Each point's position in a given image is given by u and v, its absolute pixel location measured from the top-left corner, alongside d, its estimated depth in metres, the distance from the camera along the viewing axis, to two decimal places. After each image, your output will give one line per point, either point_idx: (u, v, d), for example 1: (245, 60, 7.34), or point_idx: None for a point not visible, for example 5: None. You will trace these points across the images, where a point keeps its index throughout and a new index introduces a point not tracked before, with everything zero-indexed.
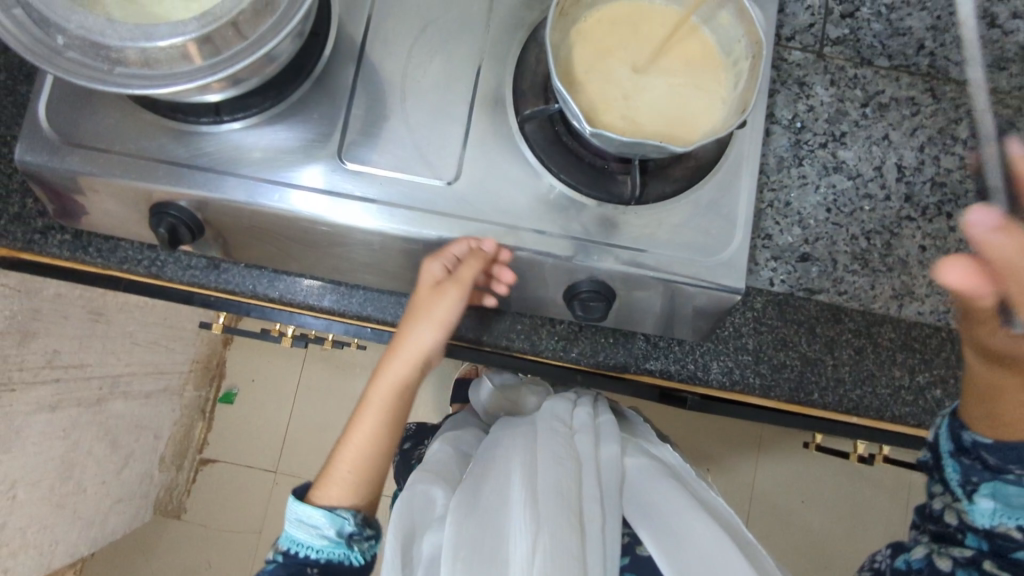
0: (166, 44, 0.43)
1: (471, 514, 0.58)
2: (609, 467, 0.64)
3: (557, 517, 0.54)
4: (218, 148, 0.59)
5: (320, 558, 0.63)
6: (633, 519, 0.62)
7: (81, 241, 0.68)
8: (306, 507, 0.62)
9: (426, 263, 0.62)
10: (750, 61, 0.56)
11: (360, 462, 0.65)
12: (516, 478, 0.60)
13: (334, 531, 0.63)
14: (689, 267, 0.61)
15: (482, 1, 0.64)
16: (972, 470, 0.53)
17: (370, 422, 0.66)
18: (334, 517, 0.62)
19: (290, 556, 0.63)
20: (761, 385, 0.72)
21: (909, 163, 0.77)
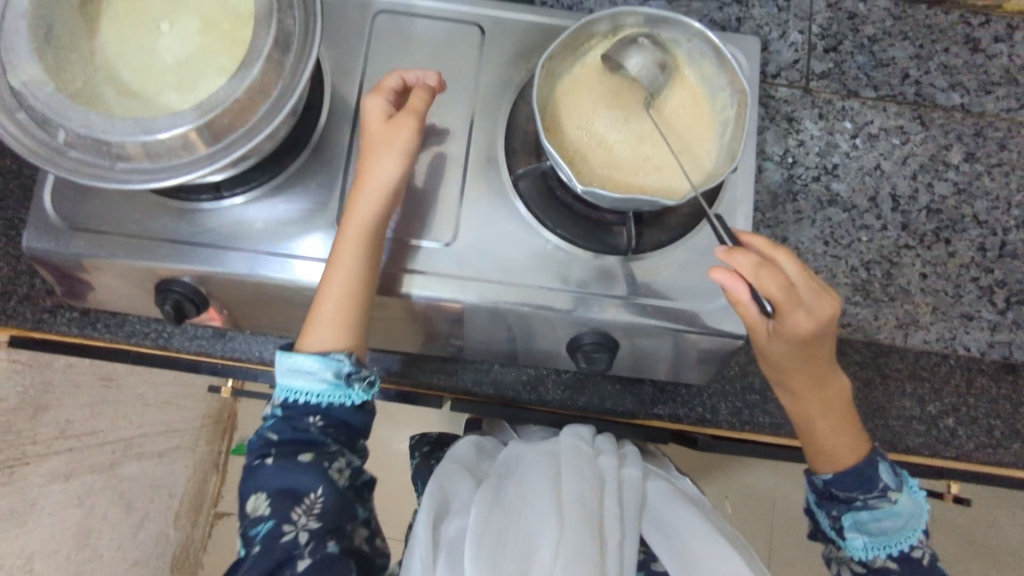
0: (167, 136, 0.45)
1: (496, 515, 0.55)
2: (632, 485, 0.62)
3: (581, 525, 0.52)
4: (220, 223, 0.61)
5: (321, 406, 0.56)
6: (650, 538, 0.60)
7: (90, 318, 0.69)
8: (297, 357, 0.55)
9: (370, 101, 0.59)
10: (735, 109, 0.56)
11: (344, 303, 0.56)
12: (541, 485, 0.57)
13: (333, 377, 0.55)
14: (689, 315, 0.61)
15: (470, 64, 0.66)
16: (833, 507, 0.59)
17: (348, 266, 0.56)
18: (328, 360, 0.55)
19: (289, 406, 0.56)
20: (771, 423, 0.72)
21: (903, 191, 0.78)
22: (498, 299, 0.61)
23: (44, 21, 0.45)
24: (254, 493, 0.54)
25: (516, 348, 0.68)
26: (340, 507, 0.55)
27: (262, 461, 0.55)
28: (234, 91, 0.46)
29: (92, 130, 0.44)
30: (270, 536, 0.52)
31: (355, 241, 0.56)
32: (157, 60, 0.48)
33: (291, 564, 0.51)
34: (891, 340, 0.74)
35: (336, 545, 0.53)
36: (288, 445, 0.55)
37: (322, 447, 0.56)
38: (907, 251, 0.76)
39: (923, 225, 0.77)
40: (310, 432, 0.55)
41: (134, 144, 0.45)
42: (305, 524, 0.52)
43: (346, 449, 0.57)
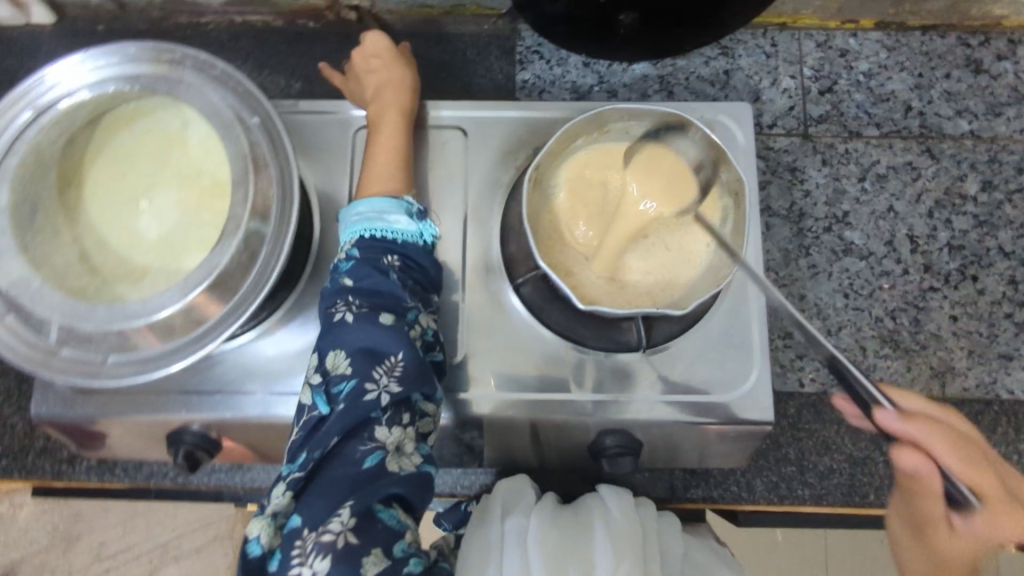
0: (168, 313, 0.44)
1: (558, 533, 0.55)
2: (674, 532, 0.60)
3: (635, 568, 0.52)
4: (225, 369, 0.60)
5: (396, 243, 0.53)
6: None
7: (106, 465, 0.70)
8: (365, 205, 0.54)
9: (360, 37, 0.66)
10: (734, 198, 0.55)
11: (387, 162, 0.58)
12: (595, 511, 0.57)
13: (407, 218, 0.54)
14: (712, 409, 0.59)
15: (457, 169, 0.64)
16: None
17: (387, 139, 0.59)
18: (398, 202, 0.55)
19: (363, 243, 0.53)
20: (810, 494, 0.70)
21: (921, 232, 0.75)
22: (513, 412, 0.59)
23: (25, 213, 0.45)
24: (333, 349, 0.49)
25: (538, 452, 0.66)
26: (423, 379, 0.50)
27: (340, 317, 0.50)
28: (218, 263, 0.45)
29: (88, 325, 0.44)
30: (353, 394, 0.47)
31: (392, 114, 0.60)
32: (138, 237, 0.47)
33: (369, 426, 0.47)
34: (928, 390, 0.71)
35: (412, 416, 0.50)
36: (370, 297, 0.51)
37: (402, 311, 0.51)
38: (933, 294, 0.73)
39: (947, 263, 0.74)
40: (389, 278, 0.51)
41: (142, 328, 0.44)
42: (387, 386, 0.48)
43: (421, 297, 0.54)
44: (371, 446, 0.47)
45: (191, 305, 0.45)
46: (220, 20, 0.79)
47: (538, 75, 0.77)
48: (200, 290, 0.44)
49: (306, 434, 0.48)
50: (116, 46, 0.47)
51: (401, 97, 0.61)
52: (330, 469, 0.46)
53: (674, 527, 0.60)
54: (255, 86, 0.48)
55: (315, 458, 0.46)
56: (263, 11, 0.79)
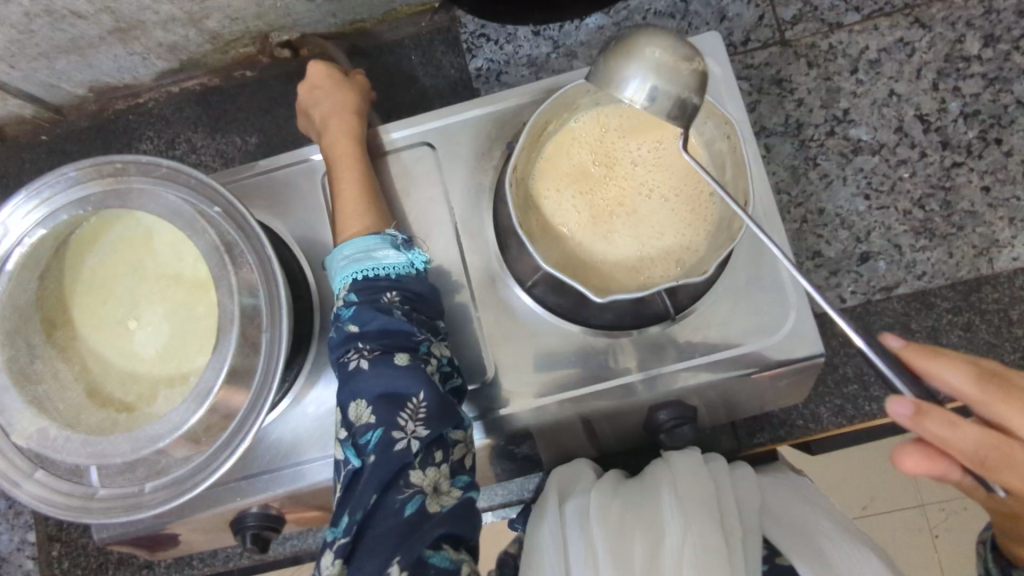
0: (195, 420, 0.43)
1: (621, 505, 0.50)
2: (748, 479, 0.54)
3: (704, 523, 0.46)
4: (266, 448, 0.59)
5: (394, 279, 0.52)
6: (774, 536, 0.50)
7: (184, 558, 0.70)
8: (348, 246, 0.52)
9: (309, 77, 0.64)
10: (728, 141, 0.51)
11: (356, 195, 0.56)
12: (658, 472, 0.52)
13: (396, 250, 0.53)
14: (759, 357, 0.56)
15: (436, 184, 0.62)
16: None
17: (352, 173, 0.57)
18: (383, 237, 0.53)
19: (360, 284, 0.51)
20: (880, 408, 0.67)
21: (929, 108, 0.70)
22: (560, 413, 0.58)
23: (15, 363, 0.44)
24: (354, 400, 0.48)
25: (595, 442, 0.64)
26: (448, 413, 0.49)
27: (355, 365, 0.49)
28: (223, 366, 0.43)
29: (117, 459, 0.42)
30: (382, 444, 0.46)
31: (348, 139, 0.59)
32: (134, 358, 0.46)
33: (404, 473, 0.46)
34: (977, 271, 0.67)
35: (445, 453, 0.48)
36: (379, 340, 0.49)
37: (413, 346, 0.50)
38: (958, 169, 0.69)
39: (965, 134, 0.69)
40: (394, 316, 0.50)
41: (174, 441, 0.43)
42: (415, 431, 0.46)
43: (429, 329, 0.52)
44: (409, 493, 0.45)
45: (216, 401, 0.43)
46: (157, 96, 0.78)
47: (491, 58, 0.74)
48: (218, 385, 0.43)
49: (344, 490, 0.46)
50: (52, 175, 0.46)
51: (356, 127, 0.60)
52: (375, 526, 0.44)
53: (747, 475, 0.54)
54: (207, 176, 0.47)
55: (357, 520, 0.44)
56: (197, 74, 0.76)
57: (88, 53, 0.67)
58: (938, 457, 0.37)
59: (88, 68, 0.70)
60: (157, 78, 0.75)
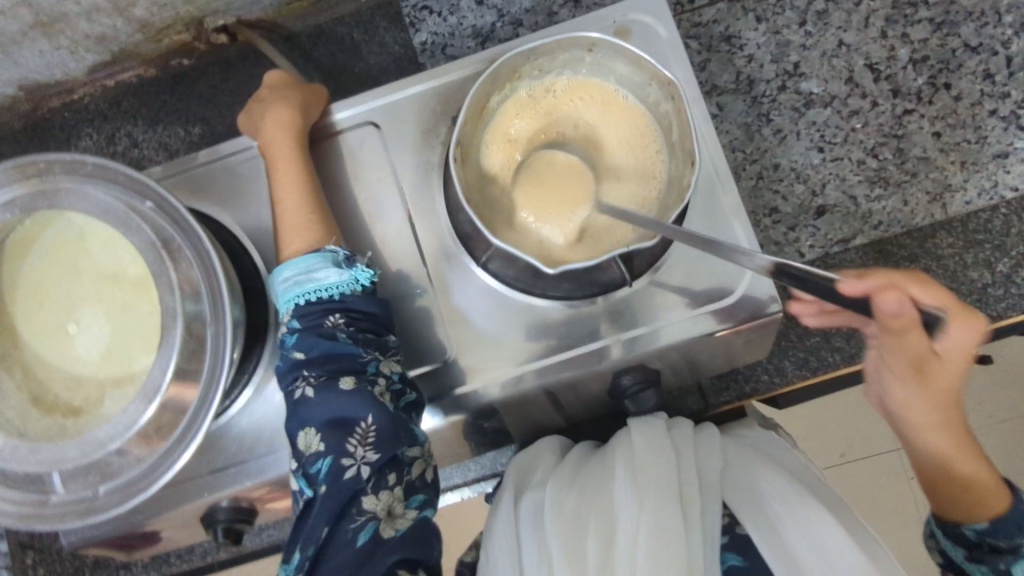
0: (144, 420, 0.42)
1: (574, 496, 0.51)
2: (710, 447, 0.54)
3: (659, 497, 0.46)
4: (231, 438, 0.59)
5: (337, 300, 0.52)
6: (735, 505, 0.50)
7: (160, 557, 0.70)
8: (288, 269, 0.52)
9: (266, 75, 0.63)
10: (673, 102, 0.51)
11: (300, 212, 0.55)
12: (616, 454, 0.53)
13: (337, 268, 0.53)
14: (717, 316, 0.57)
15: (385, 165, 0.61)
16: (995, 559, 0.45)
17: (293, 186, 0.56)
18: (324, 254, 0.53)
19: (302, 309, 0.52)
20: (843, 358, 0.68)
21: (878, 56, 0.69)
22: (525, 387, 0.58)
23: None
24: (302, 429, 0.50)
25: (562, 412, 0.64)
26: (399, 433, 0.50)
27: (301, 393, 0.51)
28: (170, 363, 0.42)
29: (70, 464, 0.42)
30: (331, 473, 0.48)
31: (287, 144, 0.58)
32: (76, 360, 0.45)
33: (356, 500, 0.48)
34: (932, 217, 0.67)
35: (397, 475, 0.50)
36: (324, 366, 0.51)
37: (360, 369, 0.51)
38: (910, 116, 0.69)
39: (915, 80, 0.69)
40: (339, 340, 0.51)
41: (125, 442, 0.42)
42: (364, 457, 0.49)
43: (379, 345, 0.53)
44: (361, 522, 0.48)
45: (166, 399, 0.43)
46: (92, 90, 0.75)
47: (435, 32, 0.72)
48: (167, 384, 0.42)
49: (299, 519, 0.49)
50: None
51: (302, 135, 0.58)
52: (328, 560, 0.47)
53: (712, 442, 0.55)
54: (137, 171, 0.45)
55: (308, 556, 0.47)
56: (132, 66, 0.74)
57: (13, 50, 0.65)
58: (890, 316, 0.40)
59: (14, 65, 0.67)
60: (90, 72, 0.73)
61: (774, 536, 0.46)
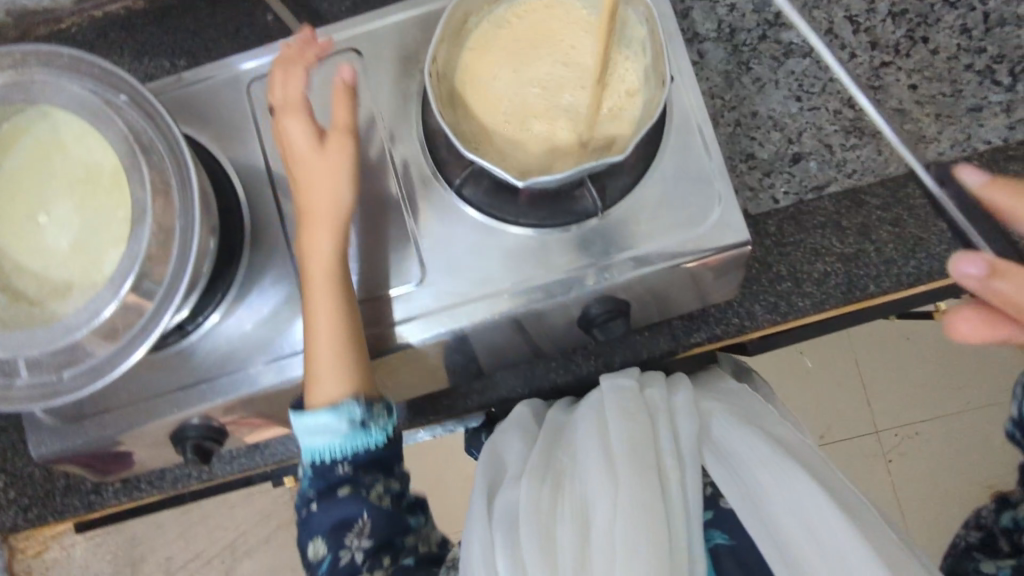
0: (111, 309, 0.43)
1: (548, 487, 0.56)
2: (683, 411, 0.61)
3: (635, 482, 0.53)
4: (204, 354, 0.59)
5: (346, 456, 0.57)
6: (716, 472, 0.58)
7: (132, 482, 0.70)
8: (305, 416, 0.55)
9: (291, 131, 0.56)
10: (648, 28, 0.52)
11: (325, 341, 0.54)
12: (588, 438, 0.59)
13: (349, 427, 0.56)
14: (686, 247, 0.57)
15: (363, 91, 0.61)
16: None
17: (323, 304, 0.54)
18: (339, 412, 0.55)
19: (319, 466, 0.58)
20: (813, 303, 0.69)
21: (858, 9, 0.70)
22: (494, 313, 0.58)
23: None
24: (311, 539, 0.59)
25: (534, 344, 0.65)
26: (390, 523, 0.59)
27: (310, 510, 0.59)
28: (138, 251, 0.43)
29: (42, 347, 0.43)
30: (332, 567, 0.57)
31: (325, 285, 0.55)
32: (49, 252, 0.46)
33: None
34: (905, 167, 0.68)
35: (392, 556, 0.58)
36: (320, 481, 0.58)
37: (353, 475, 0.58)
38: (887, 69, 0.69)
39: (893, 33, 0.70)
40: (336, 458, 0.58)
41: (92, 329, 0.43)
42: (359, 545, 0.57)
43: (376, 459, 0.59)
44: None
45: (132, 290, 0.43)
46: (80, 20, 0.76)
47: None
48: (133, 273, 0.43)
49: None
50: None
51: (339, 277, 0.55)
52: None
53: (686, 406, 0.61)
54: (111, 64, 0.46)
55: None
56: None
57: None
58: (993, 322, 0.47)
59: None
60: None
61: (751, 498, 0.55)
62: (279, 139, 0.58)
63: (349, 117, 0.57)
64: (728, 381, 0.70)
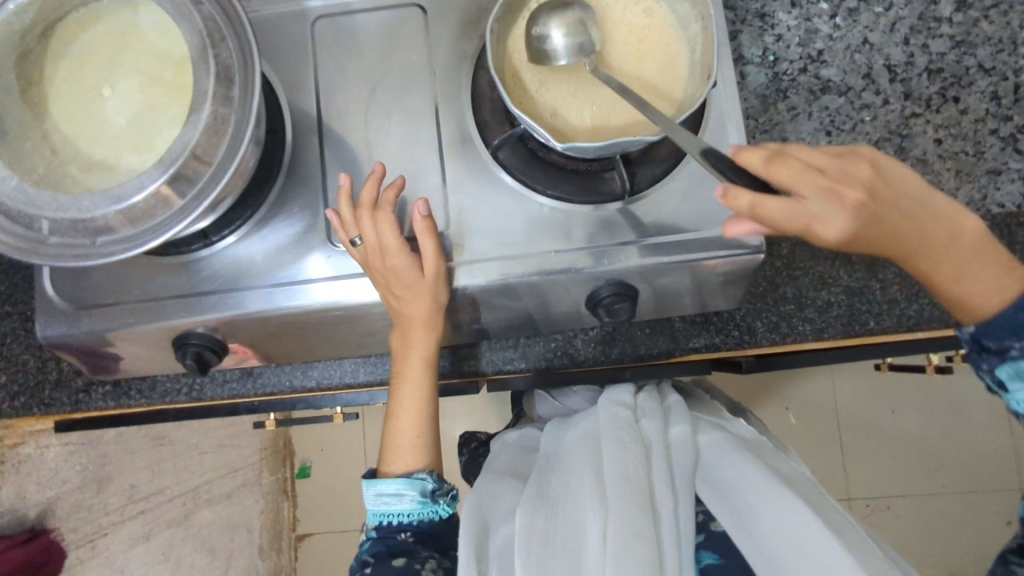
0: (142, 198, 0.45)
1: (541, 516, 0.57)
2: (679, 446, 0.62)
3: (626, 508, 0.53)
4: (219, 267, 0.61)
5: (411, 521, 0.62)
6: (711, 500, 0.58)
7: (122, 387, 0.71)
8: (381, 484, 0.62)
9: (393, 262, 0.58)
10: (701, 24, 0.54)
11: (411, 436, 0.63)
12: (584, 471, 0.60)
13: (419, 497, 0.62)
14: (702, 243, 0.60)
15: (421, 46, 0.64)
16: (983, 360, 0.55)
17: (412, 404, 0.63)
18: (412, 481, 0.62)
19: (383, 528, 0.62)
20: (811, 329, 0.71)
21: (898, 60, 0.73)
22: (509, 276, 0.60)
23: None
24: None
25: (539, 317, 0.67)
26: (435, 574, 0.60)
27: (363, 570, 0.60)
28: (193, 136, 0.46)
29: (87, 211, 0.45)
30: None
31: (422, 374, 0.62)
32: (107, 127, 0.48)
33: None
34: None
35: None
36: (382, 540, 0.62)
37: (408, 525, 0.62)
38: (915, 120, 0.72)
39: (927, 88, 0.73)
40: (398, 511, 0.62)
41: (136, 202, 0.45)
42: None
43: (440, 552, 0.62)
44: None
45: (180, 172, 0.46)
46: None
47: None
48: (185, 154, 0.46)
49: None
50: None
51: (428, 373, 0.63)
52: None
53: (681, 445, 0.62)
54: None
55: None
56: None
57: None
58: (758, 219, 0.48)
59: None
60: None
61: (741, 517, 0.55)
62: (364, 252, 0.58)
63: (435, 248, 0.58)
64: (728, 419, 0.72)
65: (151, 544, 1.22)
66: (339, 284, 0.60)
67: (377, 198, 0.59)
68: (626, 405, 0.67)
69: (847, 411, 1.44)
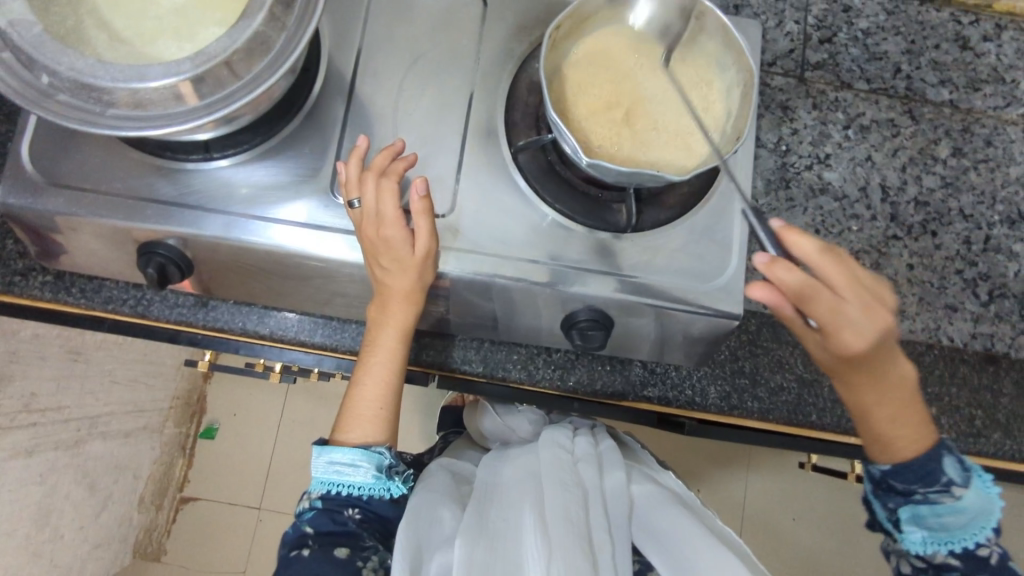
0: (160, 85, 0.43)
1: (481, 543, 0.55)
2: (615, 496, 0.62)
3: (565, 545, 0.52)
4: (208, 185, 0.59)
5: (362, 497, 0.61)
6: (650, 554, 0.58)
7: (64, 282, 0.67)
8: (335, 452, 0.59)
9: (387, 229, 0.56)
10: (740, 88, 0.57)
11: (372, 408, 0.61)
12: (525, 505, 0.59)
13: (375, 472, 0.60)
14: (688, 294, 0.61)
15: (471, 33, 0.65)
16: (887, 498, 0.55)
17: (378, 373, 0.61)
18: (369, 453, 0.59)
19: (330, 499, 0.60)
20: (759, 408, 0.73)
21: (892, 183, 0.79)
22: (496, 275, 0.60)
23: None
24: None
25: (509, 324, 0.67)
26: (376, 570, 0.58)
27: (298, 552, 0.57)
28: (235, 41, 0.45)
29: (103, 78, 0.43)
30: None
31: (395, 347, 0.61)
32: None
33: None
34: None
35: None
36: (330, 514, 0.60)
37: (357, 501, 0.60)
38: (895, 242, 0.77)
39: (912, 216, 0.78)
40: (350, 486, 0.60)
41: (155, 89, 0.43)
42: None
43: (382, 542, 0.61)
44: None
45: (210, 70, 0.44)
46: None
47: None
48: (222, 56, 0.44)
49: None
50: None
51: (399, 347, 0.61)
52: None
53: (618, 494, 0.62)
54: None
55: None
56: None
57: None
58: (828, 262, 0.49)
59: None
60: None
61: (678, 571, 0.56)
62: (361, 214, 0.57)
63: (431, 229, 0.57)
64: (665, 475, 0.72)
65: (32, 462, 0.97)
66: (329, 238, 0.59)
67: (385, 164, 0.58)
68: (564, 448, 0.67)
69: (753, 507, 1.48)
